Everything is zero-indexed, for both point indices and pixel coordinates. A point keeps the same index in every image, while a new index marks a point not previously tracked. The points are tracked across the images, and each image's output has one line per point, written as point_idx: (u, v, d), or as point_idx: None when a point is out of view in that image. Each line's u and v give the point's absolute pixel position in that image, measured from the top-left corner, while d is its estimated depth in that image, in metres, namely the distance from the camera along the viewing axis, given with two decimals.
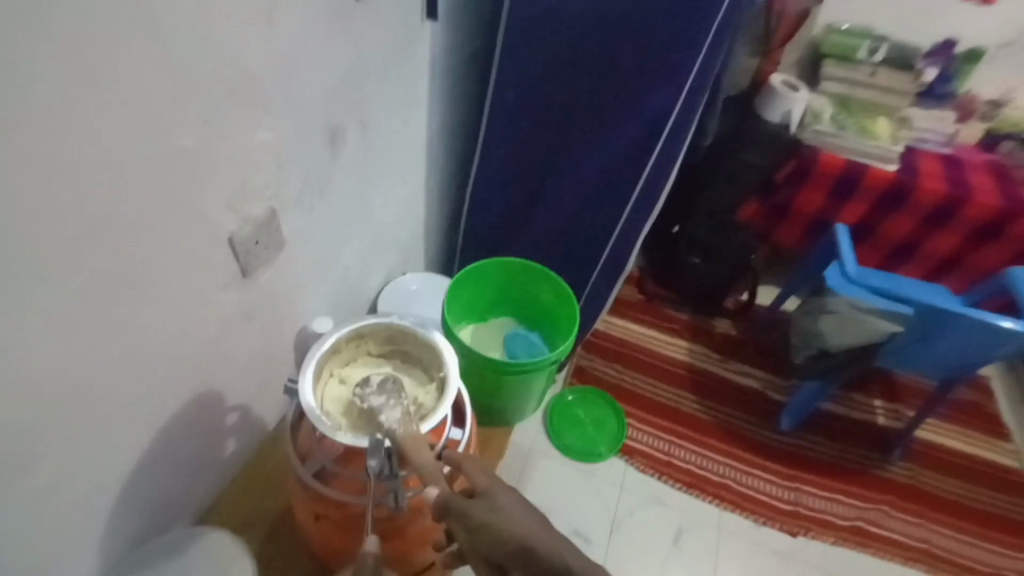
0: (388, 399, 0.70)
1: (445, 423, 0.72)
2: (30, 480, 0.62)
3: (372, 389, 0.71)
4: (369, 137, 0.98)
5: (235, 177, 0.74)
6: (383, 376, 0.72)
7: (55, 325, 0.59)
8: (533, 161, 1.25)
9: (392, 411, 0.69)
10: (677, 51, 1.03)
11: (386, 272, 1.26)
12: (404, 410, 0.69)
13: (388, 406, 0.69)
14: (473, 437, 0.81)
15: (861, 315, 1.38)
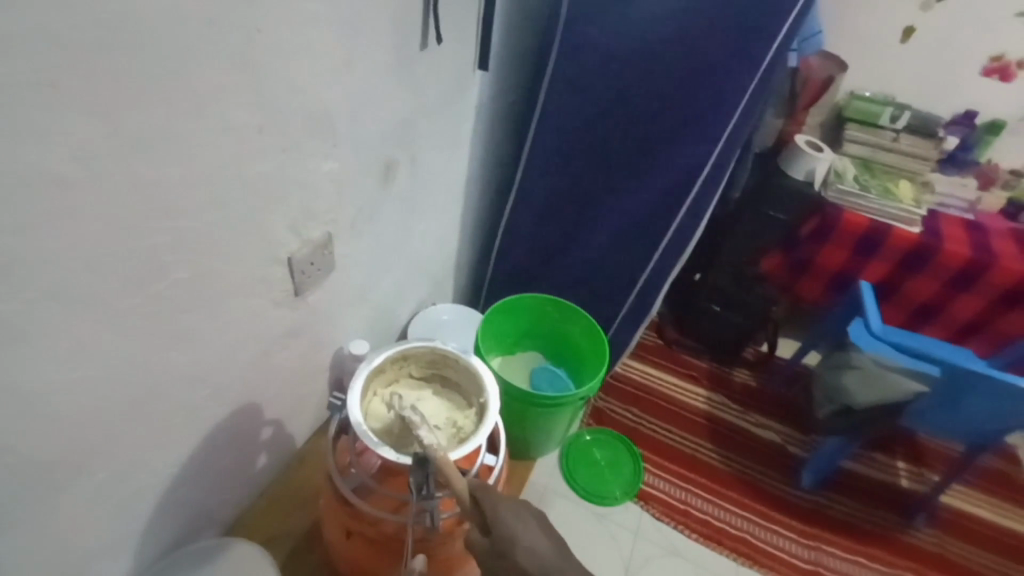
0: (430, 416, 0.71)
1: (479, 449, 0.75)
2: (87, 478, 0.65)
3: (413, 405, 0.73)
4: (418, 174, 1.04)
5: (302, 203, 0.78)
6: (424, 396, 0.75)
7: (132, 332, 0.62)
8: (568, 204, 1.30)
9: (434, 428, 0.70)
10: (714, 109, 1.09)
11: (418, 302, 1.29)
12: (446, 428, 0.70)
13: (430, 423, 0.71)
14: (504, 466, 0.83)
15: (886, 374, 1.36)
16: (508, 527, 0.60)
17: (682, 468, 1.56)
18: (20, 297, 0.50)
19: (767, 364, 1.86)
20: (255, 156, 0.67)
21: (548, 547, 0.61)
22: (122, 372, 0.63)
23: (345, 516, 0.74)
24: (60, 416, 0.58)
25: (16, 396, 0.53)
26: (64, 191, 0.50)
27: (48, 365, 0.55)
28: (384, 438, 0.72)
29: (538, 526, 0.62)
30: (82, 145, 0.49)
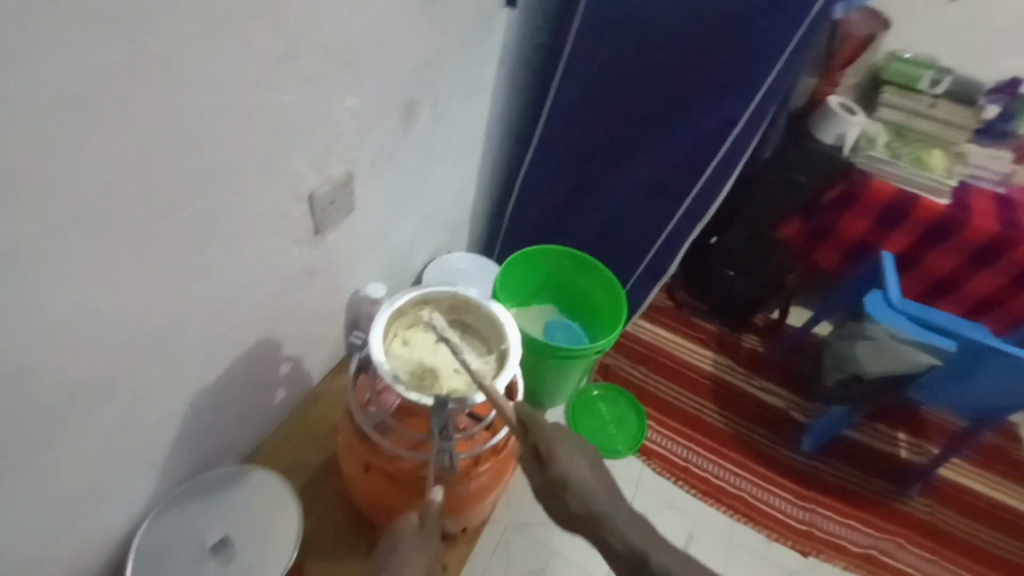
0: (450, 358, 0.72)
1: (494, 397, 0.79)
2: (113, 406, 0.64)
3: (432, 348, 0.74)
4: (438, 116, 1.01)
5: (324, 137, 0.75)
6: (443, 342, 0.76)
7: (153, 261, 0.60)
8: (591, 156, 1.26)
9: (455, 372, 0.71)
10: (752, 63, 1.04)
11: (432, 249, 1.28)
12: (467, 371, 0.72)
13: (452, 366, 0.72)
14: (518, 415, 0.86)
15: None
16: (563, 470, 0.66)
17: (685, 427, 1.59)
18: (47, 219, 0.48)
19: (777, 331, 1.84)
20: (280, 86, 0.64)
21: (597, 486, 0.68)
22: (150, 300, 0.62)
23: (364, 452, 0.77)
24: (86, 343, 0.57)
25: (44, 320, 0.52)
26: (89, 109, 0.47)
27: (74, 291, 0.53)
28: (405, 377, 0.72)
29: (590, 469, 0.68)
30: (106, 58, 0.46)
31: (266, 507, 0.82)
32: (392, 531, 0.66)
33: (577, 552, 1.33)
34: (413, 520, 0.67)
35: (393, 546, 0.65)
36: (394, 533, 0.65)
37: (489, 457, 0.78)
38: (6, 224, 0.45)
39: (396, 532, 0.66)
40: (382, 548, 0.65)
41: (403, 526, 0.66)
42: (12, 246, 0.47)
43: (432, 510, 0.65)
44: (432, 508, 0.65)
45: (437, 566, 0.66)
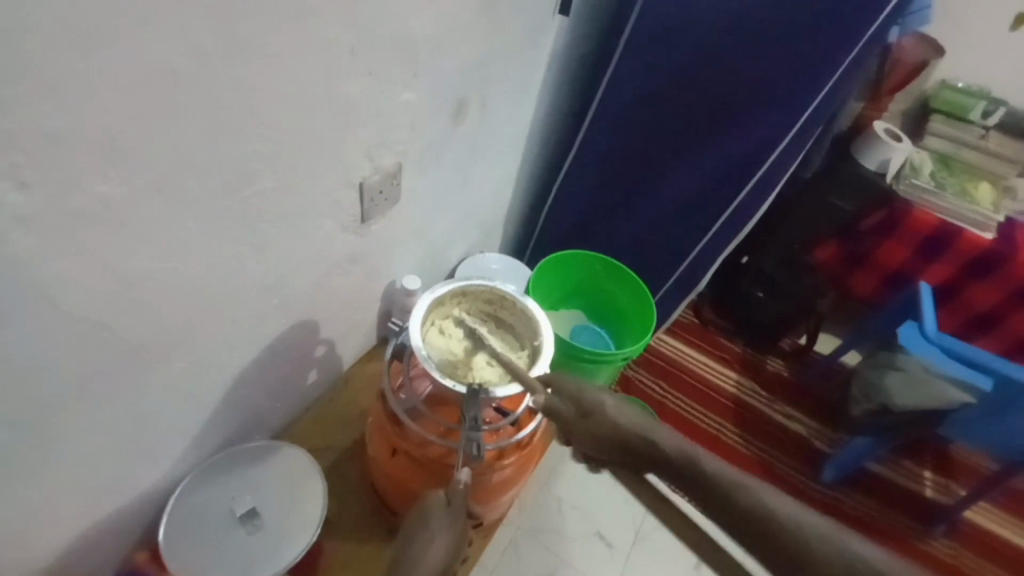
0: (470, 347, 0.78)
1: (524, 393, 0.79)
2: (164, 369, 0.67)
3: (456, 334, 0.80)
4: (485, 116, 1.03)
5: (379, 128, 0.78)
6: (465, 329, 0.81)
7: (215, 234, 0.63)
8: (630, 166, 1.27)
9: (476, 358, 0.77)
10: (801, 83, 1.04)
11: (467, 248, 1.30)
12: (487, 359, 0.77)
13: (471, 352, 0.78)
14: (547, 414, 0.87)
15: (933, 379, 1.33)
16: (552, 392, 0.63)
17: (703, 443, 1.57)
18: (129, 185, 0.51)
19: (805, 357, 1.81)
20: (344, 77, 0.67)
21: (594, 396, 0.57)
22: (212, 273, 0.65)
23: (392, 434, 0.80)
24: (147, 303, 0.60)
25: (117, 281, 0.55)
26: (175, 91, 0.50)
27: (146, 255, 0.57)
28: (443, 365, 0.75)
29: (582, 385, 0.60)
30: (193, 39, 0.49)
31: (294, 482, 0.85)
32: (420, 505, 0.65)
33: (587, 561, 1.33)
34: (441, 497, 0.66)
35: (421, 520, 0.63)
36: (423, 507, 0.65)
37: (514, 452, 0.79)
38: (95, 187, 0.49)
39: (425, 506, 0.65)
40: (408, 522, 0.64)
41: (431, 502, 0.65)
42: (99, 210, 0.50)
43: (459, 488, 0.67)
44: (460, 487, 0.67)
45: (462, 544, 0.64)
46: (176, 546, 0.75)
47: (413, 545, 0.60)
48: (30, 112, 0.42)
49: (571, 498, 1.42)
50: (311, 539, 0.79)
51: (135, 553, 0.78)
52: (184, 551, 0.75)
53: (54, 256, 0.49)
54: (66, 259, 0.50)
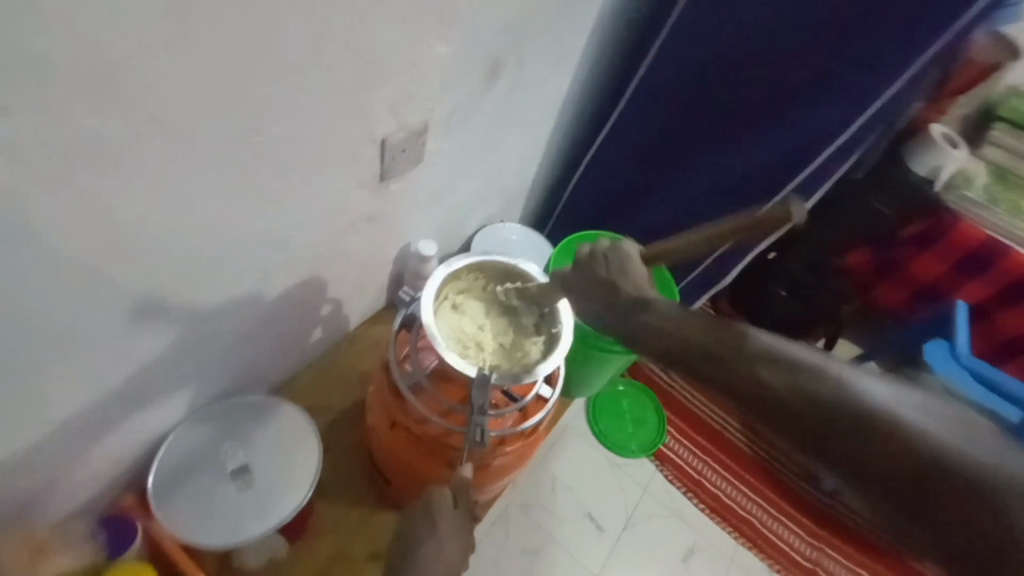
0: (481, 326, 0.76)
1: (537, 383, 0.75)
2: (161, 317, 0.64)
3: (468, 311, 0.77)
4: (520, 79, 0.96)
5: (407, 82, 0.72)
6: (479, 309, 0.78)
7: (222, 179, 0.58)
8: (667, 147, 1.19)
9: (488, 340, 0.75)
10: (866, 76, 0.95)
11: (487, 216, 1.25)
12: (499, 342, 0.76)
13: (484, 333, 0.76)
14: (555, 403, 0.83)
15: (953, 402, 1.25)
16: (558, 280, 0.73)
17: (706, 438, 1.54)
18: (126, 120, 0.47)
19: None
20: (373, 23, 0.61)
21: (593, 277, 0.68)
22: (215, 222, 0.61)
23: (393, 407, 0.77)
24: (144, 248, 0.56)
25: (110, 223, 0.51)
26: (183, 25, 0.45)
27: (143, 198, 0.52)
28: (454, 342, 0.74)
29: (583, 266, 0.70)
30: None
31: (288, 440, 0.83)
32: (425, 502, 0.64)
33: (574, 542, 1.32)
34: (448, 497, 0.65)
35: (431, 518, 0.63)
36: (430, 507, 0.64)
37: (517, 439, 0.76)
38: (89, 120, 0.44)
39: (432, 505, 0.64)
40: (414, 518, 0.64)
41: (438, 501, 0.64)
42: (91, 143, 0.46)
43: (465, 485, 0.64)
44: (465, 483, 0.65)
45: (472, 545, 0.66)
46: (166, 497, 0.74)
47: (422, 550, 0.62)
48: (15, 29, 0.37)
49: (565, 478, 1.40)
50: (301, 502, 0.77)
51: (123, 497, 0.77)
52: (174, 500, 0.74)
53: (43, 191, 0.45)
54: (53, 196, 0.46)
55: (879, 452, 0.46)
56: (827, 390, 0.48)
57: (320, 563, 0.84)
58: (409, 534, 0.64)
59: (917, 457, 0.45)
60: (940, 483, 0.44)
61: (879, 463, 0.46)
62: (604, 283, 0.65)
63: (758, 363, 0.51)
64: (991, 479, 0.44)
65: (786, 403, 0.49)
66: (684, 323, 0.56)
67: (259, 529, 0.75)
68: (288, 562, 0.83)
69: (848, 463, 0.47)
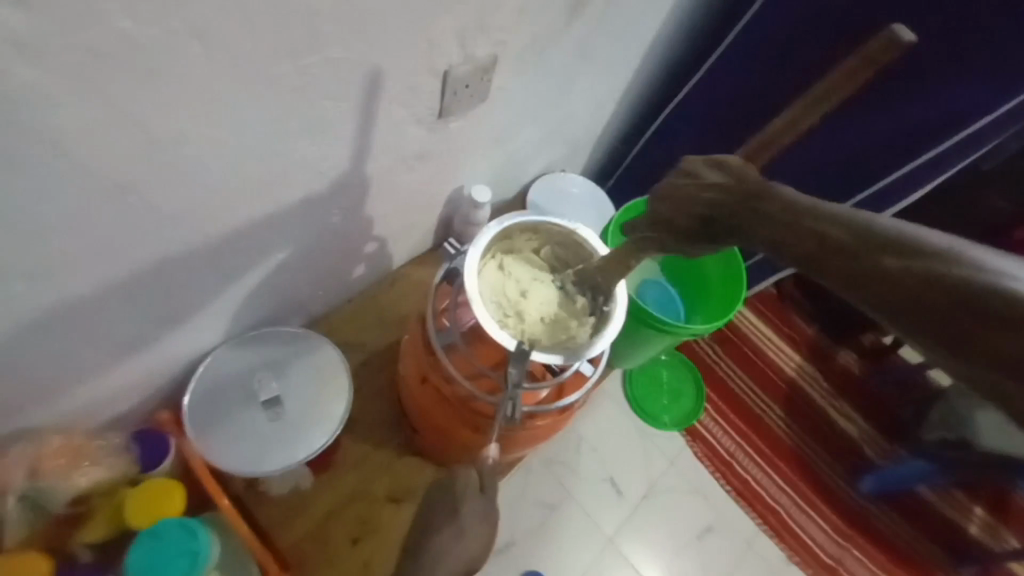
0: (526, 293, 0.71)
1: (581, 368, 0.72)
2: (200, 242, 0.61)
3: (514, 274, 0.72)
4: (609, 10, 0.83)
5: (481, 5, 0.63)
6: (526, 274, 0.73)
7: (266, 101, 0.52)
8: (754, 111, 1.01)
9: (531, 310, 0.70)
10: None
11: (549, 162, 1.15)
12: (542, 314, 0.71)
13: (528, 302, 0.71)
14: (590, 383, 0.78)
15: None
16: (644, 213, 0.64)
17: (745, 421, 1.45)
18: (162, 25, 0.41)
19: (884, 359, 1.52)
20: None
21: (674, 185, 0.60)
22: (257, 148, 0.56)
23: (426, 362, 0.75)
24: (182, 168, 0.52)
25: (144, 138, 0.47)
26: None
27: (180, 114, 0.47)
28: (497, 306, 0.69)
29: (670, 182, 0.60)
30: None
31: (320, 375, 0.82)
32: (450, 484, 0.65)
33: (592, 504, 1.31)
34: (474, 479, 0.65)
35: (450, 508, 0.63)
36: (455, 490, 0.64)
37: (549, 415, 0.73)
38: (119, 21, 0.39)
39: (456, 488, 0.64)
40: (438, 504, 0.64)
41: (464, 486, 0.64)
42: (122, 48, 0.40)
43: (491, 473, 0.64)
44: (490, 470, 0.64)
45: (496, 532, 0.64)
46: (199, 417, 0.76)
47: (435, 544, 0.61)
48: None
49: (591, 439, 1.37)
50: (329, 439, 0.77)
51: (161, 410, 0.78)
52: (206, 419, 0.76)
53: (70, 98, 0.41)
54: (80, 103, 0.41)
55: (919, 285, 0.34)
56: (923, 249, 0.35)
57: (339, 498, 0.85)
58: (432, 519, 0.64)
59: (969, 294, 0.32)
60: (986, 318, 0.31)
61: (913, 298, 0.34)
62: (693, 194, 0.56)
63: (852, 234, 0.39)
64: None
65: (827, 227, 0.41)
66: (779, 205, 0.46)
67: (286, 460, 0.76)
68: (311, 492, 0.84)
69: (885, 300, 0.36)
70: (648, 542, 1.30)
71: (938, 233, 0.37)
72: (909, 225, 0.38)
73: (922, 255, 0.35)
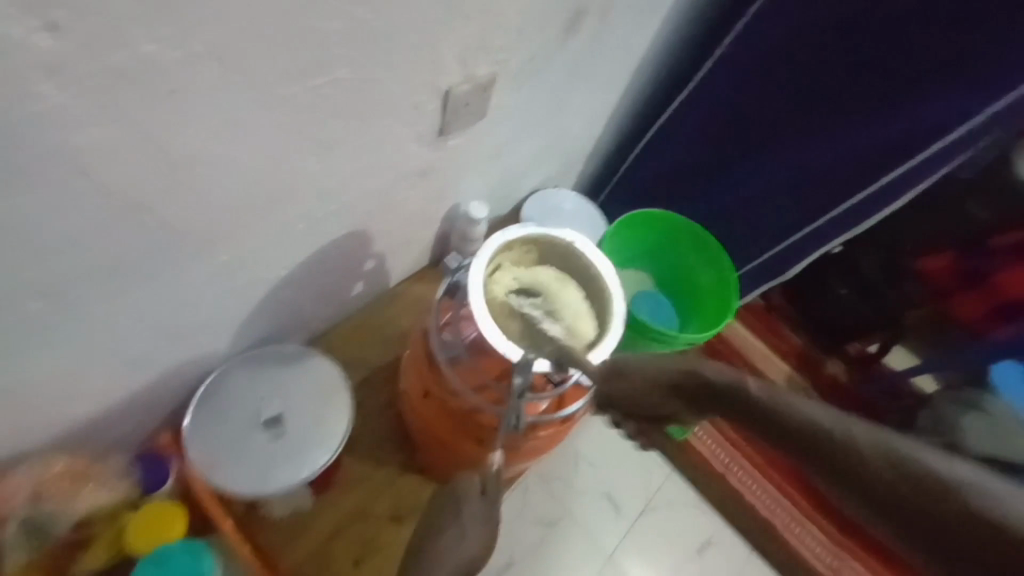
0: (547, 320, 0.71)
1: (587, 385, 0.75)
2: (207, 260, 0.61)
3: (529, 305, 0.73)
4: (601, 32, 0.87)
5: (482, 26, 0.65)
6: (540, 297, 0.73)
7: (278, 119, 0.54)
8: (742, 130, 1.05)
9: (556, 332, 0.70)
10: (1005, 62, 0.78)
11: (542, 179, 1.17)
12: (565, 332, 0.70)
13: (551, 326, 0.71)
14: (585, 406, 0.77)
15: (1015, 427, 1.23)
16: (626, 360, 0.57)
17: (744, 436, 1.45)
18: (184, 48, 0.42)
19: (871, 367, 1.48)
20: None
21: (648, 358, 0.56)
22: (266, 164, 0.57)
23: (429, 376, 0.76)
24: (195, 187, 0.53)
25: (160, 157, 0.48)
26: None
27: (195, 133, 0.48)
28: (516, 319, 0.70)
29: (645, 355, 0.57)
30: None
31: (321, 393, 0.82)
32: (450, 492, 0.61)
33: (590, 520, 1.30)
34: (475, 484, 0.62)
35: (454, 511, 0.60)
36: (455, 494, 0.61)
37: (551, 425, 0.74)
38: (143, 45, 0.40)
39: (457, 494, 0.61)
40: (435, 510, 0.61)
41: (465, 491, 0.61)
42: (142, 69, 0.41)
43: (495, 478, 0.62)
44: (494, 475, 0.62)
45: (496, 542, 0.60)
46: (201, 435, 0.75)
47: (439, 541, 0.58)
48: None
49: (588, 454, 1.36)
50: (334, 456, 0.77)
51: (160, 434, 0.77)
52: (207, 439, 0.75)
53: (88, 118, 0.41)
54: (98, 124, 0.42)
55: (927, 509, 0.37)
56: (924, 480, 0.38)
57: (342, 517, 0.84)
58: (426, 525, 0.60)
59: (984, 522, 0.36)
60: (973, 528, 0.36)
61: (917, 511, 0.38)
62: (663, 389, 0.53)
63: (873, 460, 0.39)
64: (974, 506, 0.36)
65: (874, 473, 0.39)
66: (811, 437, 0.42)
67: (290, 479, 0.75)
68: (312, 513, 0.83)
69: (885, 510, 0.39)
70: (648, 557, 1.30)
71: (939, 460, 0.38)
72: (920, 457, 0.39)
73: (934, 471, 0.38)
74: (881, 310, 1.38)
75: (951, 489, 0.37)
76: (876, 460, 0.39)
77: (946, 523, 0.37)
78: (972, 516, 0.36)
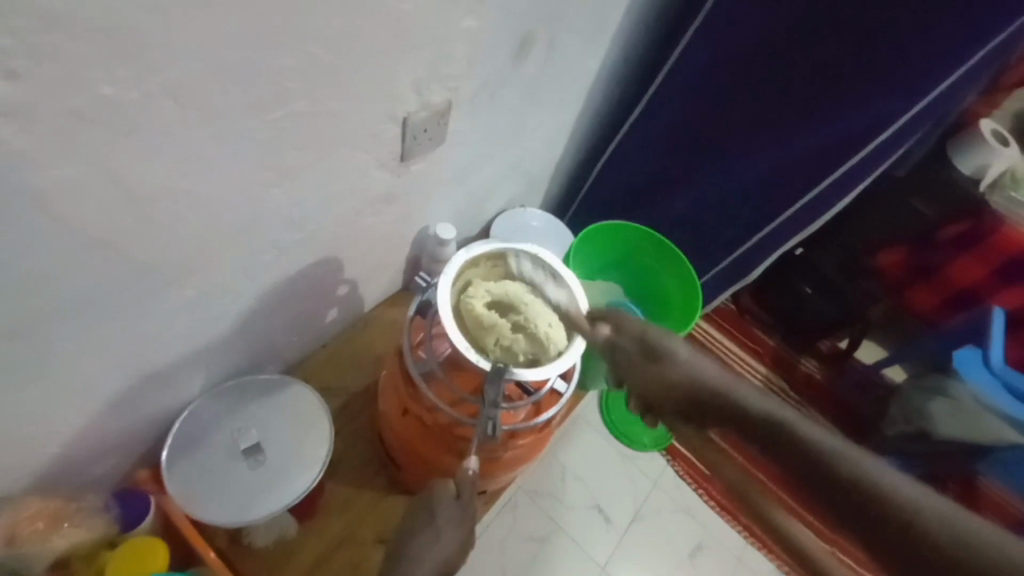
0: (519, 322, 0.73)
1: (560, 392, 0.77)
2: (177, 292, 0.63)
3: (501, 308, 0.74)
4: (550, 57, 0.92)
5: (434, 57, 0.69)
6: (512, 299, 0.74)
7: (239, 152, 0.56)
8: (692, 141, 1.11)
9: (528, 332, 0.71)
10: (921, 64, 0.84)
11: (508, 200, 1.21)
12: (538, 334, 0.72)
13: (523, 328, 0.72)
14: (559, 414, 0.79)
15: (981, 409, 1.21)
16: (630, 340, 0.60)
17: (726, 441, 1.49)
18: (142, 89, 0.45)
19: (843, 363, 1.54)
20: None
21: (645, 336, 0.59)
22: (230, 196, 0.59)
23: (405, 394, 0.77)
24: (161, 220, 0.55)
25: (125, 193, 0.50)
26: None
27: (159, 170, 0.51)
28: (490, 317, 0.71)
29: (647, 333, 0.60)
30: None
31: (298, 419, 0.83)
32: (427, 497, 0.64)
33: (581, 533, 1.30)
34: (450, 488, 0.64)
35: (429, 512, 0.63)
36: (431, 500, 0.63)
37: (528, 433, 0.76)
38: (102, 88, 0.43)
39: (433, 499, 0.63)
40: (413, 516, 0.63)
41: (441, 494, 0.63)
42: (104, 111, 0.44)
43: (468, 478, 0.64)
44: (468, 476, 0.65)
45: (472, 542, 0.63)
46: (179, 469, 0.75)
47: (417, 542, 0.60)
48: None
49: (573, 467, 1.38)
50: (314, 480, 0.78)
51: (137, 472, 0.77)
52: (185, 473, 0.75)
53: (52, 159, 0.44)
54: (62, 163, 0.44)
55: (857, 509, 0.40)
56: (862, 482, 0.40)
57: (328, 544, 0.84)
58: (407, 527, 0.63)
59: (908, 524, 0.38)
60: (895, 527, 0.38)
61: (849, 505, 0.40)
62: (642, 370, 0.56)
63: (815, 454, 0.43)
64: (911, 516, 0.38)
65: (818, 464, 0.42)
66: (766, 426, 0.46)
67: (272, 506, 0.76)
68: (296, 542, 0.83)
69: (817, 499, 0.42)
70: (641, 565, 1.30)
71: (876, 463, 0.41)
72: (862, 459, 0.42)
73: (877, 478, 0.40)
74: (843, 306, 1.44)
75: (880, 490, 0.40)
76: (832, 458, 0.42)
77: (866, 517, 0.39)
78: (892, 515, 0.39)
